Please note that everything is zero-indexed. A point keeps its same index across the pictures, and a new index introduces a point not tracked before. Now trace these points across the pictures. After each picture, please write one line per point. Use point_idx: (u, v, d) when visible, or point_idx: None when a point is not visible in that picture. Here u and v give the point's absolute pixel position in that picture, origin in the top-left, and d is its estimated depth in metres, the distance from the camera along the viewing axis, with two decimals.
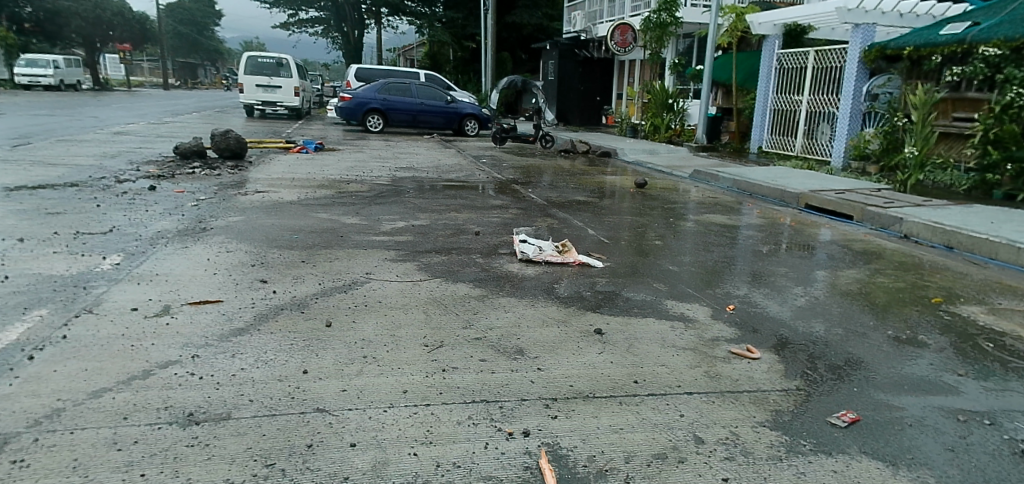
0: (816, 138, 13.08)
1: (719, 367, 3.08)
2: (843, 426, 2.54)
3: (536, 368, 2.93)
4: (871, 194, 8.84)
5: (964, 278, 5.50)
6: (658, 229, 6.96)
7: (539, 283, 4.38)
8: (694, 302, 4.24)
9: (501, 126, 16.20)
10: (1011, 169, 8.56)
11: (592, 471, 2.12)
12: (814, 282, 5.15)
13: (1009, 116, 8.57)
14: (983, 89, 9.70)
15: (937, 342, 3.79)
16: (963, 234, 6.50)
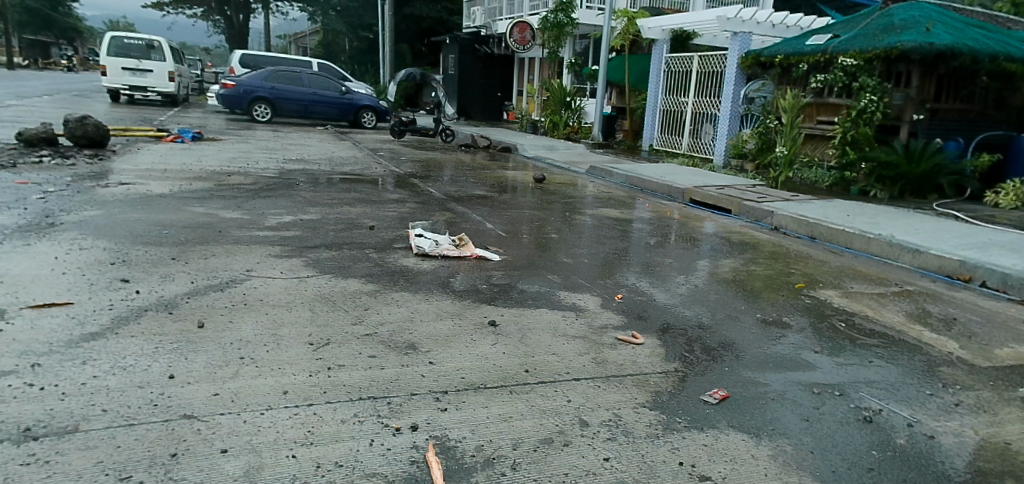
0: (700, 137, 13.92)
1: (607, 353, 3.21)
2: (715, 403, 2.74)
3: (427, 362, 2.91)
4: (747, 190, 9.54)
5: (823, 265, 6.10)
6: (554, 222, 7.14)
7: (435, 277, 4.35)
8: (586, 292, 4.39)
9: (400, 118, 16.07)
10: (865, 167, 9.59)
11: (479, 460, 2.14)
12: (696, 271, 5.49)
13: (863, 120, 9.60)
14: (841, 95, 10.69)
15: (799, 324, 4.17)
16: (824, 226, 7.18)
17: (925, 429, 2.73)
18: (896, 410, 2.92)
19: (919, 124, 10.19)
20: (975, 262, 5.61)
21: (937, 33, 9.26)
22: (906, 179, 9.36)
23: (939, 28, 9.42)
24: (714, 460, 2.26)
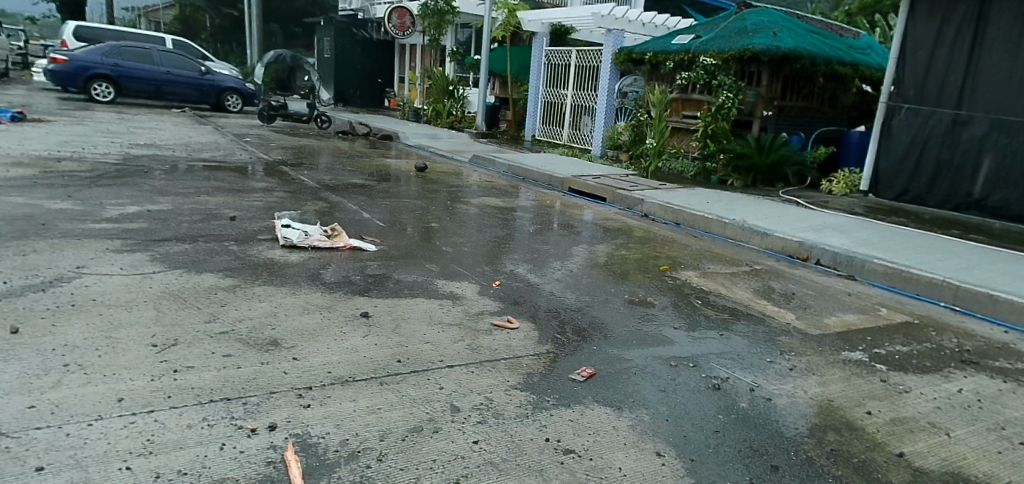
0: (580, 129, 14.36)
1: (481, 339, 3.24)
2: (582, 381, 2.86)
3: (290, 358, 2.78)
4: (621, 179, 10.03)
5: (686, 248, 6.56)
6: (434, 211, 7.09)
7: (303, 270, 4.16)
8: (464, 280, 4.40)
9: (269, 102, 15.03)
10: (724, 159, 10.43)
11: (343, 455, 2.08)
12: (571, 256, 5.69)
13: (721, 115, 10.44)
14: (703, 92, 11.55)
15: (663, 303, 4.47)
16: (687, 212, 7.72)
17: (764, 393, 3.07)
18: (741, 377, 3.24)
19: (769, 120, 11.20)
20: (811, 243, 6.30)
21: (783, 37, 10.33)
22: (758, 170, 10.28)
23: (784, 33, 10.50)
24: (578, 433, 2.37)
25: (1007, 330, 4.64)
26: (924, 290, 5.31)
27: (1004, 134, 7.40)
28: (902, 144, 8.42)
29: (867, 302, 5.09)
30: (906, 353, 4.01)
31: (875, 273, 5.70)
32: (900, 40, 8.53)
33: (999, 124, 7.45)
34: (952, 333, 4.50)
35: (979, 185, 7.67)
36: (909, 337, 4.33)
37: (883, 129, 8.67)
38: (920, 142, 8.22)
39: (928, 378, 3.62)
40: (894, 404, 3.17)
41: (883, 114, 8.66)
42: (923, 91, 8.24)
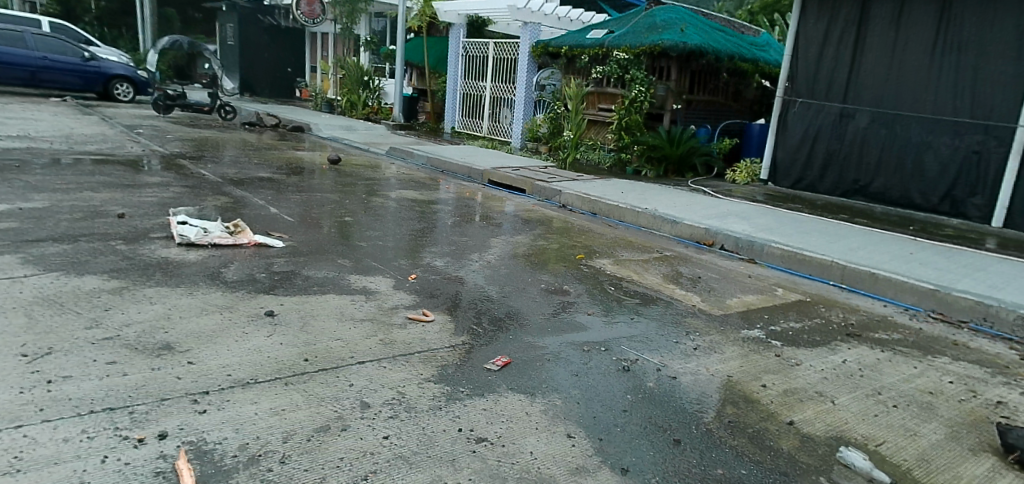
0: (500, 121, 14.37)
1: (395, 333, 3.19)
2: (497, 370, 2.88)
3: (185, 362, 2.62)
4: (540, 171, 10.14)
5: (601, 237, 6.72)
6: (347, 205, 6.90)
7: (202, 269, 3.93)
8: (378, 274, 4.30)
9: (165, 91, 14.09)
10: (637, 150, 10.79)
11: (243, 459, 1.99)
12: (489, 248, 5.71)
13: (634, 108, 10.72)
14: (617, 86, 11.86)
15: (578, 290, 4.57)
16: (603, 202, 7.92)
17: (670, 372, 3.23)
18: (650, 359, 3.39)
19: (678, 113, 11.65)
20: (716, 229, 6.63)
21: (689, 34, 10.80)
22: (669, 160, 10.68)
23: (691, 30, 10.97)
24: (491, 422, 2.39)
25: (887, 304, 5.09)
26: (815, 270, 5.72)
27: (883, 126, 8.09)
28: (796, 135, 9.02)
29: (765, 283, 5.42)
30: (799, 329, 4.32)
31: (772, 256, 6.08)
32: (793, 38, 9.09)
33: (879, 117, 8.14)
34: (839, 309, 4.88)
35: (863, 172, 8.34)
36: (801, 314, 4.66)
37: (779, 121, 9.24)
38: (812, 133, 8.82)
39: (817, 351, 3.92)
40: (787, 377, 3.42)
41: (779, 107, 9.24)
42: (814, 86, 8.84)
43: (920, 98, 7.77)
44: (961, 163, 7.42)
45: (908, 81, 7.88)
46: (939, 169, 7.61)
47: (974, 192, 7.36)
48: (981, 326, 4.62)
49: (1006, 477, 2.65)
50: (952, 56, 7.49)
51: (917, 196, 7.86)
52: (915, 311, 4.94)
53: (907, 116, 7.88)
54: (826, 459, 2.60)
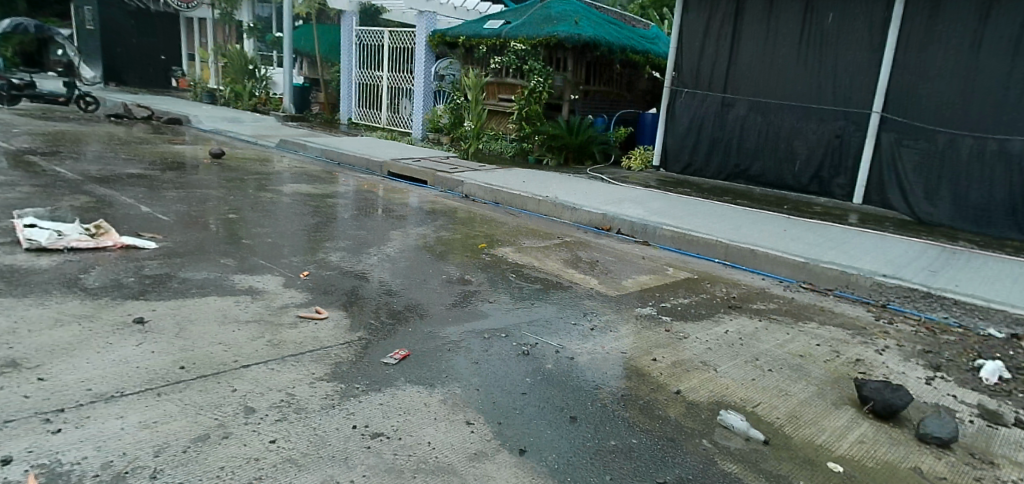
0: (398, 111, 14.07)
1: (284, 333, 3.05)
2: (395, 364, 2.83)
3: (34, 380, 2.36)
4: (441, 161, 10.03)
5: (502, 226, 6.76)
6: (233, 201, 6.49)
7: (58, 276, 3.55)
8: (266, 273, 4.09)
9: (10, 80, 12.59)
10: (539, 139, 10.86)
11: (106, 479, 1.83)
12: (388, 240, 5.58)
13: (534, 98, 10.74)
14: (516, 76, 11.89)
15: (480, 279, 4.57)
16: (505, 191, 7.96)
17: (568, 353, 3.33)
18: (549, 341, 3.47)
19: (575, 103, 11.88)
20: (613, 214, 6.86)
21: (583, 26, 11.06)
22: (569, 149, 10.83)
23: (584, 22, 11.24)
24: (387, 415, 2.35)
25: (765, 278, 5.51)
26: (702, 250, 6.08)
27: (759, 113, 8.68)
28: (684, 123, 9.49)
29: (657, 264, 5.69)
30: (688, 304, 4.57)
31: (664, 237, 6.38)
32: (678, 31, 9.52)
33: (755, 106, 8.72)
34: (723, 284, 5.22)
35: (744, 157, 8.92)
36: (690, 291, 4.94)
37: (668, 110, 9.68)
38: (698, 121, 9.32)
39: (703, 323, 4.18)
40: (676, 350, 3.62)
41: (667, 97, 9.65)
42: (697, 77, 9.32)
43: (790, 88, 8.41)
44: (825, 147, 8.11)
45: (779, 72, 8.50)
46: (808, 152, 8.28)
47: (837, 173, 8.09)
48: (844, 293, 5.12)
49: (861, 426, 2.97)
50: (816, 49, 8.16)
51: (789, 178, 8.54)
52: (789, 283, 5.37)
53: (779, 105, 8.49)
54: (708, 423, 2.82)
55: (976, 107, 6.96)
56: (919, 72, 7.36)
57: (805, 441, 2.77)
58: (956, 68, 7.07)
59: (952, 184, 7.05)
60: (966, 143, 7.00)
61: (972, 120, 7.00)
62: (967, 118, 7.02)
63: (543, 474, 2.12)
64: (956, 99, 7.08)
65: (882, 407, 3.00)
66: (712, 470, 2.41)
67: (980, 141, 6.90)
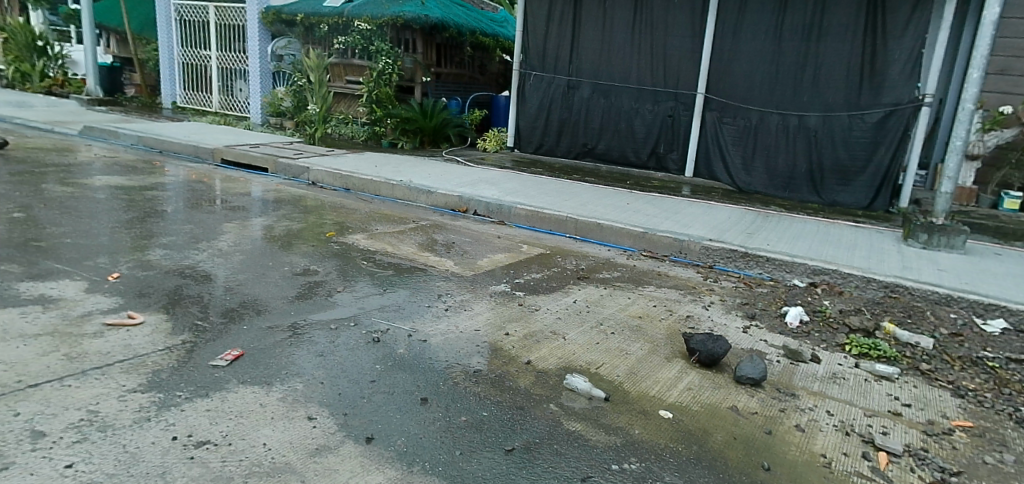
0: (231, 94, 12.94)
1: (86, 344, 2.68)
2: (226, 365, 2.61)
3: None
4: (282, 146, 9.41)
5: (353, 212, 6.50)
6: (23, 199, 5.59)
7: None
8: (64, 278, 3.56)
9: None
10: (392, 123, 10.43)
11: None
12: (220, 233, 5.13)
13: (384, 80, 10.48)
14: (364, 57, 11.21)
15: (326, 269, 4.36)
16: (355, 177, 7.64)
17: (420, 336, 3.28)
18: (400, 326, 3.39)
19: (428, 85, 11.53)
20: (468, 196, 6.85)
21: (429, 7, 10.89)
22: (424, 132, 10.41)
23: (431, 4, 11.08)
24: (215, 421, 2.17)
25: (611, 249, 5.83)
26: (554, 226, 6.28)
27: (601, 95, 9.10)
28: (534, 105, 9.70)
29: (512, 241, 5.78)
30: (539, 278, 4.70)
31: (518, 216, 6.48)
32: (522, 14, 9.63)
33: (598, 88, 9.13)
34: (573, 257, 5.43)
35: (590, 137, 9.29)
36: (543, 266, 5.06)
37: (518, 93, 9.80)
38: (546, 103, 9.56)
39: (553, 295, 4.33)
40: (526, 322, 3.72)
41: (517, 80, 9.76)
42: (543, 60, 9.54)
43: (628, 71, 8.91)
44: (660, 125, 8.71)
45: (616, 55, 8.96)
46: (646, 131, 8.83)
47: (671, 149, 8.71)
48: (679, 258, 5.57)
49: (690, 375, 3.26)
50: (648, 34, 8.69)
51: (631, 155, 9.04)
52: (632, 252, 5.74)
53: (619, 87, 8.97)
54: (556, 387, 2.94)
55: (780, 87, 7.82)
56: (733, 56, 8.10)
57: (641, 394, 2.99)
58: (763, 52, 7.89)
59: (764, 157, 7.88)
60: (774, 120, 7.84)
61: (777, 98, 7.84)
62: (774, 97, 7.86)
63: (392, 459, 2.10)
64: (765, 80, 7.91)
65: (706, 357, 3.32)
66: (557, 432, 2.55)
67: (785, 117, 7.77)
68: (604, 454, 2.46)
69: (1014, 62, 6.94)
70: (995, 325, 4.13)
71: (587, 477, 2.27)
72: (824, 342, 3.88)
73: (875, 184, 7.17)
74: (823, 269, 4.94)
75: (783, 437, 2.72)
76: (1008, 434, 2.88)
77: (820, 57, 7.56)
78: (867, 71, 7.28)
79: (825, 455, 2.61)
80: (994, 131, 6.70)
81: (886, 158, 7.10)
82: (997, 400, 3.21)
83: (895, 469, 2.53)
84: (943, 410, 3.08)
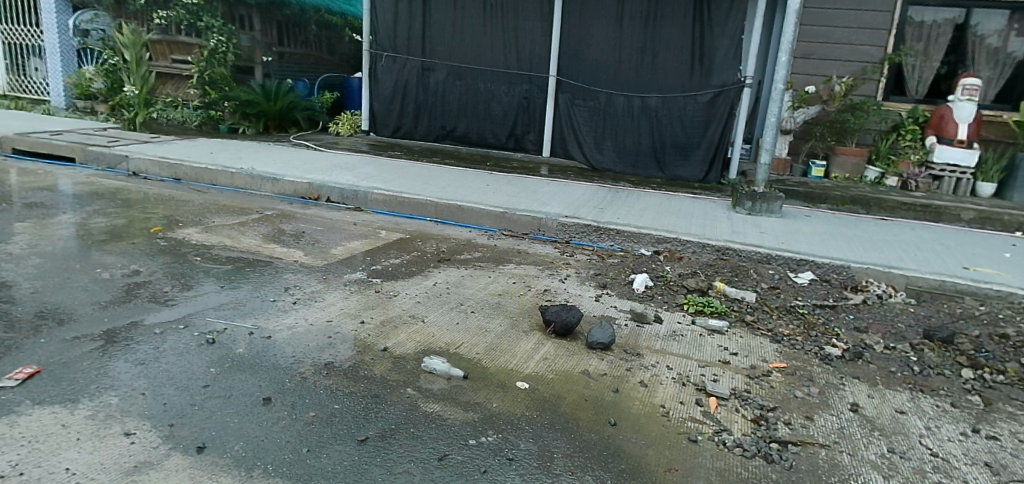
0: (24, 73, 11.17)
1: None
2: (15, 385, 2.29)
3: None
4: (94, 133, 8.34)
5: (185, 204, 5.91)
6: None
7: None
8: None
9: None
10: (229, 106, 9.65)
11: None
12: (14, 236, 4.42)
13: (217, 60, 9.55)
14: (191, 35, 10.16)
15: (150, 268, 3.91)
16: (186, 165, 6.94)
17: (264, 333, 3.05)
18: (241, 324, 3.13)
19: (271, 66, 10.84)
20: (320, 182, 6.47)
21: None
22: (268, 116, 9.76)
23: None
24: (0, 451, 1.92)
25: (472, 230, 5.79)
26: (413, 210, 6.09)
27: (457, 78, 8.78)
28: (387, 87, 9.22)
29: (369, 228, 5.52)
30: (398, 263, 4.54)
31: (376, 201, 6.23)
32: None
33: (453, 70, 8.78)
34: (433, 240, 5.30)
35: (448, 119, 8.99)
36: (402, 250, 4.89)
37: (370, 74, 9.32)
38: (401, 85, 9.09)
39: (413, 279, 4.21)
40: (384, 308, 3.60)
41: (368, 60, 9.28)
42: (395, 40, 9.03)
43: (482, 54, 8.62)
44: (516, 108, 8.59)
45: (469, 37, 8.64)
46: (503, 112, 8.68)
47: (529, 130, 8.65)
48: (537, 235, 5.69)
49: (546, 346, 3.35)
50: (500, 17, 8.44)
51: (490, 136, 8.85)
52: (493, 233, 5.75)
53: (473, 69, 8.68)
54: (414, 372, 2.87)
55: (624, 70, 7.92)
56: (580, 40, 8.08)
57: (499, 369, 3.02)
58: (607, 36, 7.93)
59: (613, 135, 8.03)
60: (620, 101, 7.95)
61: (622, 80, 7.95)
62: (619, 80, 7.95)
63: (226, 467, 1.97)
64: (609, 62, 7.97)
65: (561, 327, 3.43)
66: (414, 415, 2.50)
67: (629, 98, 7.89)
68: (461, 431, 2.45)
69: (815, 48, 7.90)
70: (805, 276, 4.70)
71: (443, 456, 2.26)
72: (667, 304, 4.18)
73: (709, 159, 7.55)
74: (665, 237, 5.30)
75: (629, 394, 2.89)
76: (814, 370, 3.29)
77: (657, 40, 7.72)
78: (699, 54, 7.52)
79: (664, 405, 2.81)
80: (802, 108, 7.53)
81: (717, 135, 7.47)
82: (806, 342, 3.65)
83: (724, 411, 2.80)
84: (764, 355, 3.45)
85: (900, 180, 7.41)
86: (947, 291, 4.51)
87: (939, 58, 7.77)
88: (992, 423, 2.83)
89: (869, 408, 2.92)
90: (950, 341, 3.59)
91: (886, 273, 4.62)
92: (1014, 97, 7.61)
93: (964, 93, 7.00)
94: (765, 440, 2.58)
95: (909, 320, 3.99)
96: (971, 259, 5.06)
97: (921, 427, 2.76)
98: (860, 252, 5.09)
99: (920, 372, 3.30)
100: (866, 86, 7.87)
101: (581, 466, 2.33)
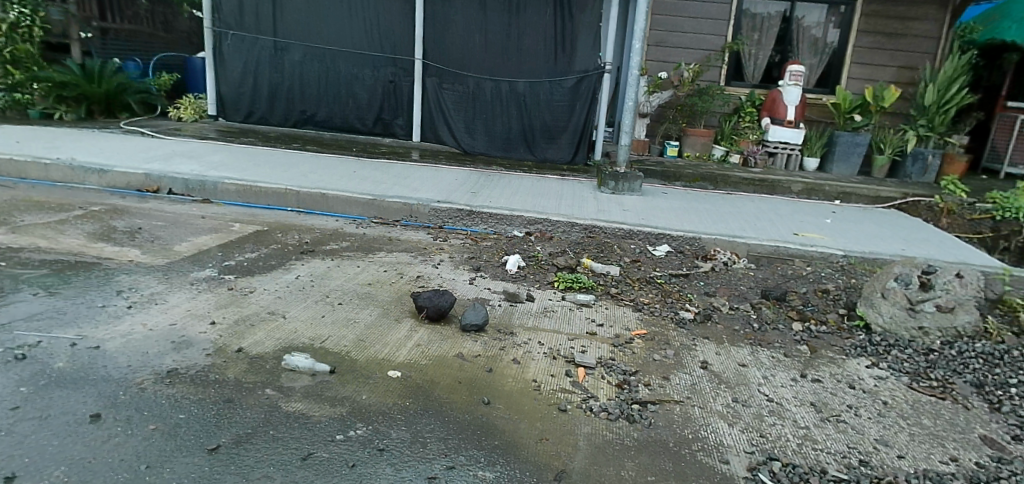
0: None
1: None
2: None
3: None
4: None
5: None
6: None
7: None
8: None
9: None
10: (39, 88, 8.37)
11: None
12: None
13: (19, 35, 8.31)
14: None
15: None
16: None
17: (90, 342, 2.73)
18: (60, 335, 2.78)
19: (92, 44, 9.61)
20: (159, 173, 5.87)
21: None
22: (92, 100, 8.63)
23: None
24: None
25: (339, 219, 5.54)
26: (271, 200, 5.72)
27: (315, 59, 8.26)
28: (236, 69, 8.51)
29: (220, 221, 5.10)
30: (255, 257, 4.23)
31: (228, 192, 5.77)
32: None
33: (309, 51, 8.26)
34: (296, 231, 5.00)
35: (308, 103, 8.46)
36: (259, 244, 4.56)
37: (215, 55, 8.56)
38: (252, 66, 8.43)
39: (272, 274, 3.94)
40: (238, 307, 3.34)
41: (211, 39, 8.46)
42: (242, 19, 8.34)
43: (340, 35, 8.17)
44: (382, 92, 8.27)
45: (326, 17, 8.14)
46: (368, 97, 8.31)
47: (396, 114, 8.37)
48: (409, 221, 5.55)
49: (418, 332, 3.28)
50: None
51: (356, 121, 8.46)
52: (361, 221, 5.53)
53: (333, 51, 8.20)
54: (274, 371, 2.70)
55: (490, 55, 7.88)
56: (444, 23, 7.90)
57: (368, 360, 2.91)
58: (471, 19, 7.83)
59: (483, 119, 8.02)
60: (488, 86, 7.93)
61: (489, 65, 7.90)
62: (486, 64, 7.90)
63: None
64: (475, 46, 7.90)
65: (434, 312, 3.37)
66: (274, 416, 2.37)
67: (497, 83, 7.89)
68: (327, 427, 2.35)
69: (666, 36, 8.40)
70: (662, 249, 5.02)
71: (308, 456, 2.18)
72: (539, 282, 4.27)
73: (575, 142, 7.80)
74: (536, 218, 5.37)
75: (501, 372, 2.92)
76: (671, 334, 3.53)
77: (521, 25, 7.75)
78: (562, 40, 7.65)
79: (535, 380, 2.87)
80: (657, 93, 8.02)
81: (582, 119, 7.69)
82: (663, 308, 3.91)
83: (590, 380, 2.92)
84: (627, 324, 3.64)
85: (741, 157, 8.13)
86: (781, 255, 5.01)
87: (771, 46, 8.57)
88: (816, 368, 3.20)
89: (717, 364, 3.18)
90: (783, 299, 4.02)
91: (731, 242, 5.05)
92: (831, 82, 8.58)
93: (790, 78, 7.76)
94: (627, 402, 2.73)
95: (750, 282, 4.40)
96: (800, 226, 5.66)
97: (760, 377, 3.06)
98: (710, 224, 5.51)
99: (759, 328, 3.66)
100: (711, 72, 8.52)
101: (454, 447, 2.32)
